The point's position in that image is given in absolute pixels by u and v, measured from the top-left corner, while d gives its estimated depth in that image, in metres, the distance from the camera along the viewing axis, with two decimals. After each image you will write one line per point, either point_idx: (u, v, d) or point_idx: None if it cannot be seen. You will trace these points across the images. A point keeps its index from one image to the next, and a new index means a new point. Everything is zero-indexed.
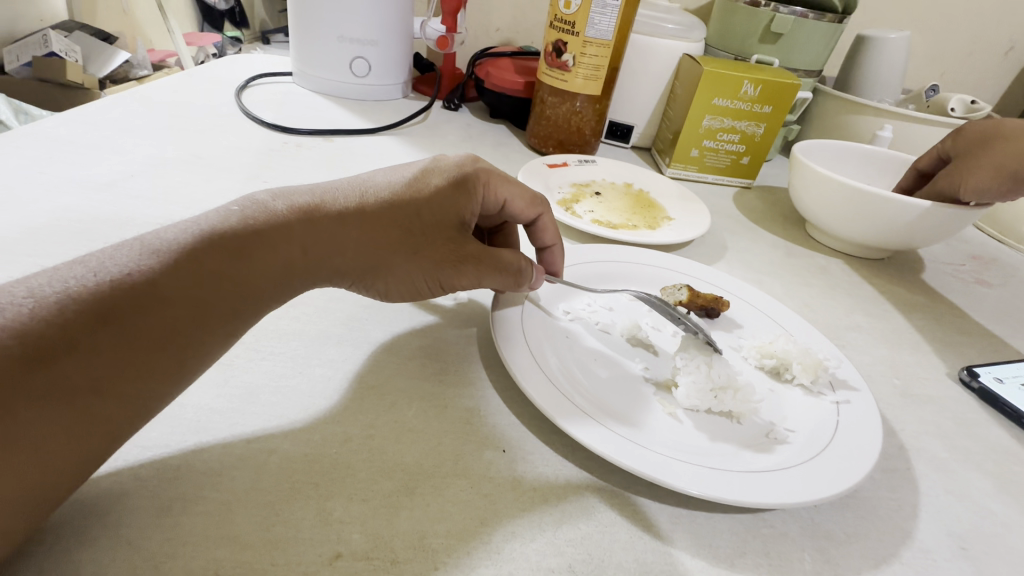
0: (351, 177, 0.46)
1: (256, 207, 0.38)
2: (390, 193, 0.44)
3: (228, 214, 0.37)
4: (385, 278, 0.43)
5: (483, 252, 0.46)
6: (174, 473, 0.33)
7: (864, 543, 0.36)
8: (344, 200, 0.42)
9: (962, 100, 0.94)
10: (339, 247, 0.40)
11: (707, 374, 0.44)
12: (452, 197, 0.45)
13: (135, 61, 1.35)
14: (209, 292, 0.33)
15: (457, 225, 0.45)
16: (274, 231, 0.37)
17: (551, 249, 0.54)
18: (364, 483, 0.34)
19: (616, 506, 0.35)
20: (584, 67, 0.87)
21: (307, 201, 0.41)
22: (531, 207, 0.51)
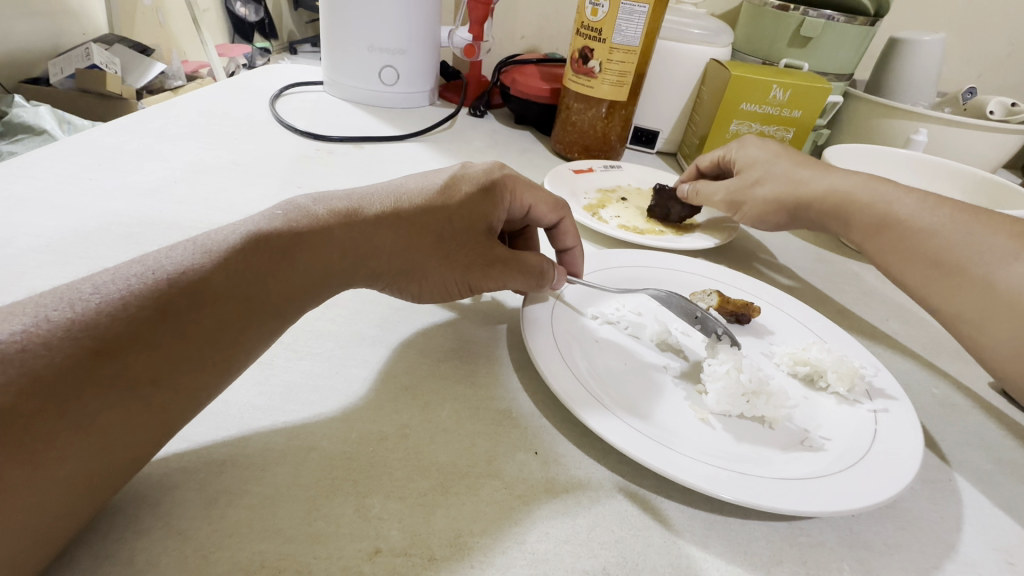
0: (385, 182, 0.47)
1: (298, 210, 0.40)
2: (422, 198, 0.45)
3: (272, 218, 0.38)
4: (418, 282, 0.44)
5: (510, 256, 0.46)
6: (221, 467, 0.34)
7: (906, 555, 0.35)
8: (379, 205, 0.43)
9: (1001, 102, 0.93)
10: (376, 251, 0.41)
11: (739, 380, 0.43)
12: (481, 204, 0.46)
13: (171, 71, 1.41)
14: (256, 291, 0.34)
15: (486, 231, 0.46)
16: (316, 233, 0.38)
17: (572, 251, 0.54)
18: (400, 481, 0.35)
19: (649, 511, 0.35)
20: (610, 73, 0.87)
21: (345, 205, 0.42)
22: (554, 211, 0.51)
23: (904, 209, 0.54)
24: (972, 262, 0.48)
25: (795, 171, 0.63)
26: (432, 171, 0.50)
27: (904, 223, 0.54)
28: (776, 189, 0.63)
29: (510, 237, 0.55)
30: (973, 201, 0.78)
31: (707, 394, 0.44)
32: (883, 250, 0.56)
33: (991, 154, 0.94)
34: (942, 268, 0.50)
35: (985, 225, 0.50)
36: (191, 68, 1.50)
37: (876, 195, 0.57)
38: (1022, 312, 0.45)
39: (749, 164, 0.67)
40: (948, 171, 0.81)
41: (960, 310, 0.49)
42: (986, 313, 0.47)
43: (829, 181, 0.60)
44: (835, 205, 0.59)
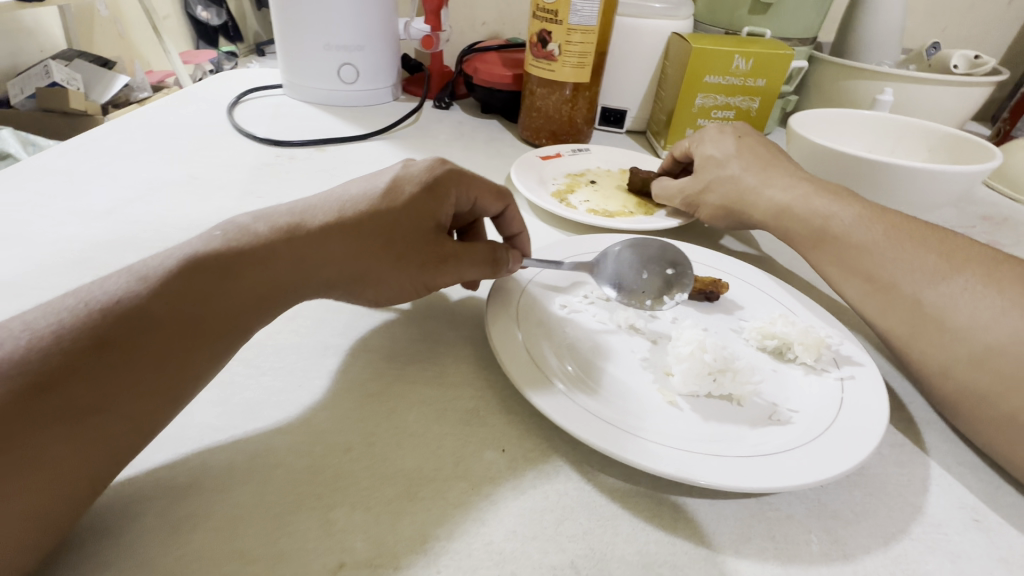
0: (328, 190, 0.47)
1: (238, 230, 0.39)
2: (367, 203, 0.44)
3: (210, 239, 0.38)
4: (373, 286, 0.43)
5: (462, 249, 0.46)
6: (183, 493, 0.33)
7: (873, 521, 0.35)
8: (323, 215, 0.42)
9: (966, 55, 0.92)
10: (325, 262, 0.40)
11: (703, 360, 0.42)
12: (428, 202, 0.45)
13: (134, 84, 1.38)
14: (199, 313, 0.34)
15: (435, 228, 0.46)
16: (258, 251, 0.38)
17: (519, 236, 0.55)
18: (366, 491, 0.34)
19: (617, 499, 0.35)
20: (570, 55, 0.86)
21: (288, 220, 0.41)
22: (498, 200, 0.51)
23: (843, 224, 0.52)
24: (903, 283, 0.46)
25: (744, 177, 0.61)
26: (372, 174, 0.49)
27: (841, 235, 0.52)
28: (725, 196, 0.62)
29: (461, 232, 0.55)
30: (939, 159, 0.79)
31: (673, 376, 0.44)
32: (820, 262, 0.53)
33: (957, 108, 0.94)
34: (875, 284, 0.48)
35: (920, 244, 0.48)
36: (156, 79, 1.48)
37: (815, 208, 0.55)
38: (948, 332, 0.43)
39: (703, 166, 0.66)
40: (915, 129, 0.80)
41: (891, 327, 0.47)
42: (915, 328, 0.45)
43: (775, 193, 0.58)
44: (775, 219, 0.57)
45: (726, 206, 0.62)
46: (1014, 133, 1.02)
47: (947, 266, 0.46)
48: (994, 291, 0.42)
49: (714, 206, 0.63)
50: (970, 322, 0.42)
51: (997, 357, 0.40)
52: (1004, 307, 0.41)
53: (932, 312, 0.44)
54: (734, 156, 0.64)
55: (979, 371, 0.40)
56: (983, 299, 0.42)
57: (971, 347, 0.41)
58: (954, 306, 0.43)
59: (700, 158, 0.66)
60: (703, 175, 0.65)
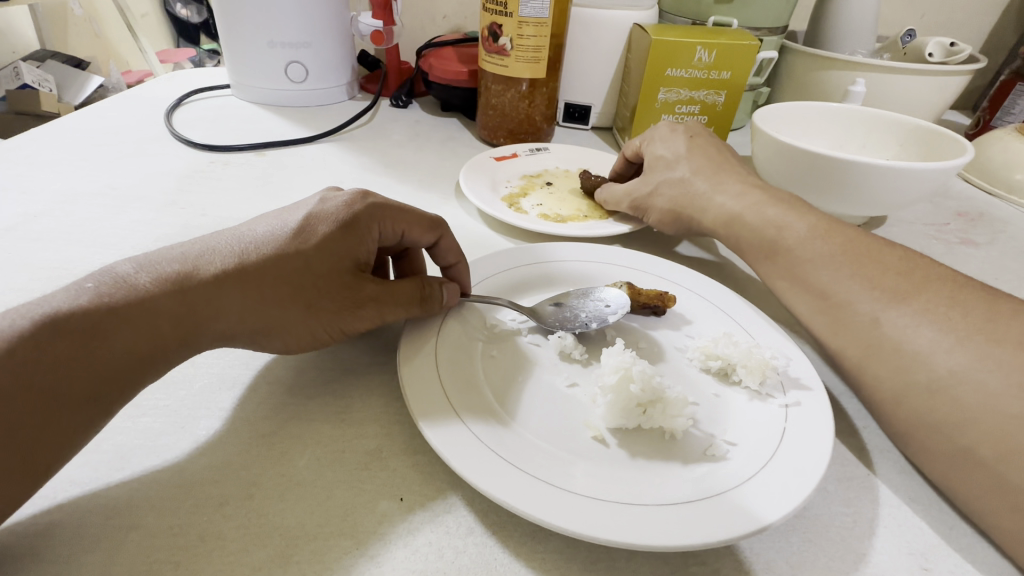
0: (235, 228, 0.43)
1: (116, 280, 0.36)
2: (273, 245, 0.40)
3: (79, 293, 0.35)
4: (282, 335, 0.40)
5: (383, 291, 0.42)
6: (18, 566, 0.29)
7: (809, 574, 0.31)
8: (220, 261, 0.39)
9: (941, 42, 0.89)
10: (216, 314, 0.37)
11: (630, 392, 0.38)
12: (343, 241, 0.42)
13: (110, 84, 1.31)
14: (56, 382, 0.32)
15: (353, 269, 0.42)
16: (133, 306, 0.35)
17: (457, 267, 0.50)
18: (233, 556, 0.30)
19: (522, 556, 0.31)
20: (523, 50, 0.81)
21: (177, 267, 0.38)
22: (429, 232, 0.47)
23: (797, 236, 0.48)
24: (855, 302, 0.42)
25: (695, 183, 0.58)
26: (290, 207, 0.45)
27: (796, 247, 0.48)
28: (674, 199, 0.58)
29: (395, 259, 0.51)
30: (910, 154, 0.75)
31: (599, 407, 0.40)
32: (772, 276, 0.49)
33: (932, 98, 0.90)
34: (827, 301, 0.44)
35: (877, 262, 0.44)
36: (133, 79, 1.41)
37: (767, 218, 0.51)
38: (904, 357, 0.38)
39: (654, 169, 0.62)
40: (886, 122, 0.76)
41: (843, 348, 0.42)
42: (869, 352, 0.41)
43: (725, 201, 0.55)
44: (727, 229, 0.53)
45: (674, 210, 0.58)
46: (993, 123, 0.98)
47: (905, 286, 0.42)
48: (955, 315, 0.39)
49: (662, 210, 0.59)
50: (929, 347, 0.38)
51: (954, 388, 0.36)
52: (962, 334, 0.37)
53: (886, 334, 0.40)
54: (684, 158, 0.60)
55: (936, 402, 0.36)
56: (942, 324, 0.38)
57: (926, 375, 0.37)
58: (910, 331, 0.39)
59: (649, 158, 0.62)
60: (652, 177, 0.61)
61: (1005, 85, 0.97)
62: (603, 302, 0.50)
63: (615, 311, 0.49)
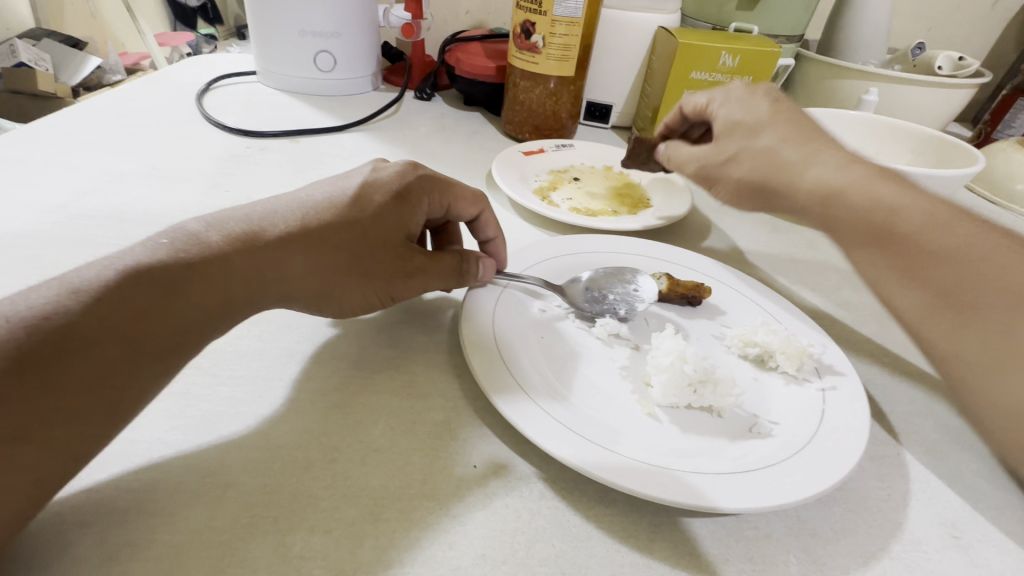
0: (293, 194, 0.44)
1: (188, 237, 0.37)
2: (333, 211, 0.41)
3: (156, 248, 0.36)
4: (337, 300, 0.42)
5: (429, 262, 0.45)
6: (125, 517, 0.31)
7: (853, 539, 0.34)
8: (283, 224, 0.40)
9: (949, 56, 0.93)
10: (283, 276, 0.38)
11: (683, 371, 0.41)
12: (397, 212, 0.44)
13: (107, 66, 1.30)
14: (139, 329, 0.32)
15: (404, 241, 0.44)
16: (207, 262, 0.36)
17: (495, 241, 0.52)
18: (326, 512, 0.32)
19: (592, 518, 0.34)
20: (554, 48, 0.83)
21: (243, 228, 0.39)
22: (473, 204, 0.50)
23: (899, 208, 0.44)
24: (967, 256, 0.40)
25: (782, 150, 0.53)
26: (344, 176, 0.46)
27: (899, 222, 0.44)
28: (752, 162, 0.55)
29: (433, 233, 0.54)
30: (921, 160, 0.79)
31: (653, 386, 0.42)
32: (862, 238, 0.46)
33: (941, 110, 0.93)
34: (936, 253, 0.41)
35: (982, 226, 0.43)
36: (129, 61, 1.40)
37: (870, 186, 0.47)
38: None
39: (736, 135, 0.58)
40: (900, 130, 0.80)
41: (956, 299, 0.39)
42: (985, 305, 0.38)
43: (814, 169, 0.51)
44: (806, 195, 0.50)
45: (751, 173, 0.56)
46: (995, 135, 1.03)
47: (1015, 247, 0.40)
48: None
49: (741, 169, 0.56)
50: None
51: None
52: None
53: (994, 317, 0.37)
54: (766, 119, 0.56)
55: None
56: None
57: None
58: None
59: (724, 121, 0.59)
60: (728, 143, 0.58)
61: (1007, 100, 1.01)
62: (630, 283, 0.53)
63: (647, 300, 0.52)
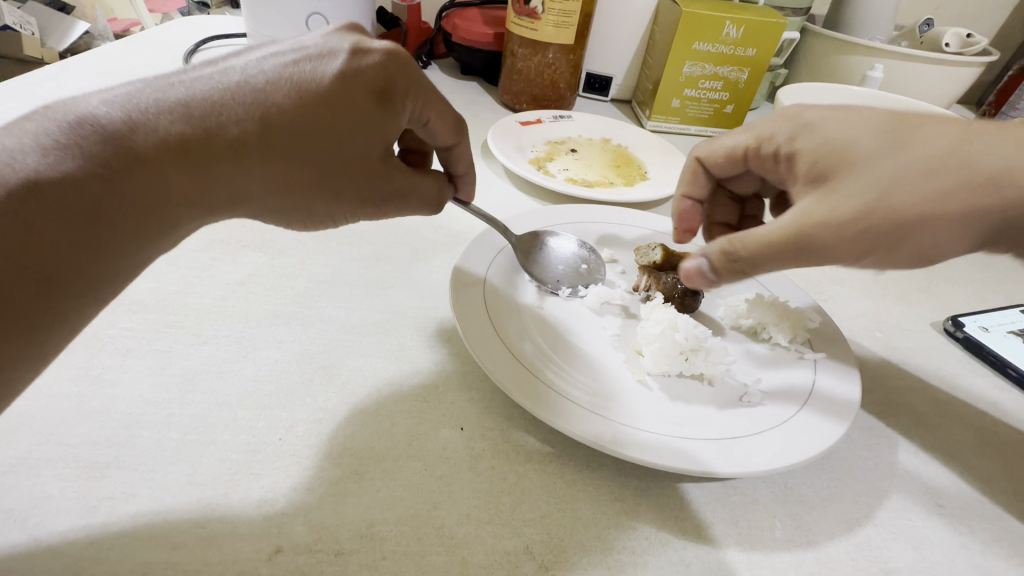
0: (239, 70, 0.35)
1: (103, 135, 0.30)
2: (298, 111, 0.34)
3: (63, 152, 0.29)
4: (301, 216, 0.38)
5: (406, 185, 0.41)
6: (103, 472, 0.30)
7: (839, 506, 0.34)
8: (234, 121, 0.32)
9: (958, 33, 0.88)
10: (242, 191, 0.34)
11: (674, 340, 0.42)
12: (378, 123, 0.37)
13: (96, 31, 1.20)
14: (64, 265, 0.28)
15: (382, 156, 0.38)
16: (138, 178, 0.30)
17: (466, 176, 0.47)
18: (310, 471, 0.32)
19: (578, 481, 0.34)
20: (553, 13, 0.81)
21: (181, 126, 0.31)
22: (453, 134, 0.43)
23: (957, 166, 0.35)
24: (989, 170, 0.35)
25: (814, 109, 0.41)
26: (310, 52, 0.37)
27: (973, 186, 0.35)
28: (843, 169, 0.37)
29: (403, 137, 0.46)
30: None
31: (643, 355, 0.42)
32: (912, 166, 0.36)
33: (947, 90, 0.91)
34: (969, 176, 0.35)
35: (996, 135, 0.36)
36: (120, 27, 1.31)
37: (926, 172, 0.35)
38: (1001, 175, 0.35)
39: (795, 219, 0.37)
40: (903, 107, 0.78)
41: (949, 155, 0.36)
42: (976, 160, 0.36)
43: (849, 120, 0.38)
44: (863, 209, 0.36)
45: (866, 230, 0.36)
46: (998, 117, 1.01)
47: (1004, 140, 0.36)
48: None
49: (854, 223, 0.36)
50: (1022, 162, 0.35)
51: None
52: None
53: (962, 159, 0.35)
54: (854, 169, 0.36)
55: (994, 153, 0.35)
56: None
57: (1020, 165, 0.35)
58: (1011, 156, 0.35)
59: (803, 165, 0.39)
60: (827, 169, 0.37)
61: (1013, 81, 0.99)
62: (572, 260, 0.51)
63: (636, 291, 0.51)
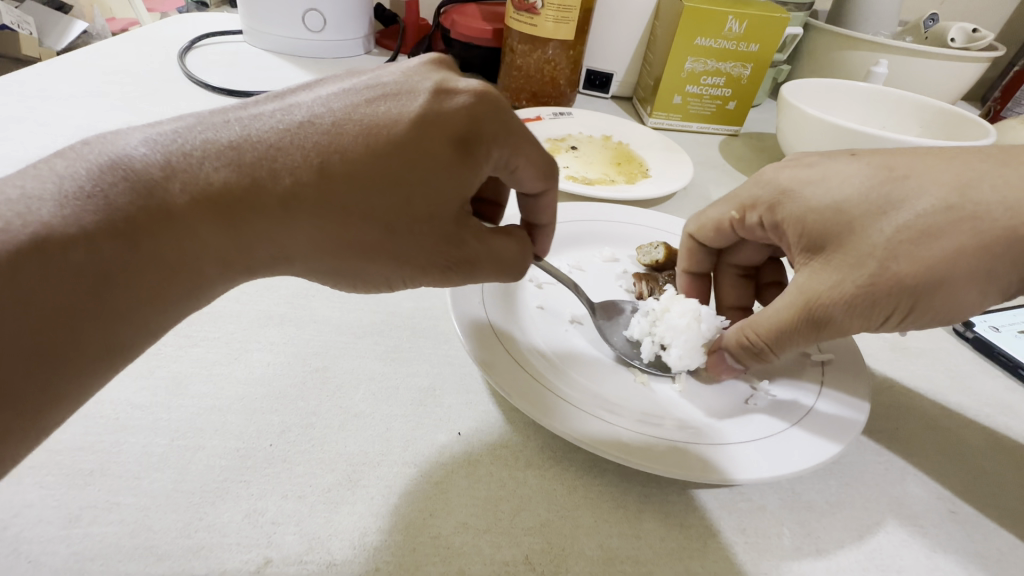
0: (302, 110, 0.32)
1: (137, 184, 0.27)
2: (362, 162, 0.31)
3: (94, 202, 0.26)
4: (358, 276, 0.34)
5: (481, 246, 0.36)
6: (87, 479, 0.29)
7: (849, 512, 0.33)
8: (289, 172, 0.30)
9: (963, 28, 0.86)
10: (287, 249, 0.31)
11: (700, 331, 0.43)
12: (453, 174, 0.33)
13: (94, 30, 1.19)
14: (61, 333, 0.25)
15: (456, 214, 0.34)
16: (165, 232, 0.27)
17: (545, 231, 0.43)
18: (301, 477, 0.31)
19: (580, 488, 0.33)
20: (553, 8, 0.80)
21: (229, 178, 0.29)
22: (542, 181, 0.38)
23: (963, 214, 0.32)
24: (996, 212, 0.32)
25: (792, 169, 0.39)
26: (388, 89, 0.34)
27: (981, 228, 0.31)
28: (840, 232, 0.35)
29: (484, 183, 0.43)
30: (931, 132, 0.76)
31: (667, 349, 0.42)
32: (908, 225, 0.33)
33: (953, 85, 0.89)
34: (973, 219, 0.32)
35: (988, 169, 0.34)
36: (118, 27, 1.29)
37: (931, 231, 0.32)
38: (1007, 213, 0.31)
39: (797, 294, 0.35)
40: (909, 103, 0.77)
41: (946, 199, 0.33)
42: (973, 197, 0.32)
43: (837, 182, 0.36)
44: (867, 279, 0.33)
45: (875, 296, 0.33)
46: (1003, 113, 0.99)
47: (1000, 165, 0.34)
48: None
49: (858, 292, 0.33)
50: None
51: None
52: None
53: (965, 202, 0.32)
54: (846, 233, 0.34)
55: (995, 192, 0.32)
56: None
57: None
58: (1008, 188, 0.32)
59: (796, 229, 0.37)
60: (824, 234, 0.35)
61: (1019, 77, 0.97)
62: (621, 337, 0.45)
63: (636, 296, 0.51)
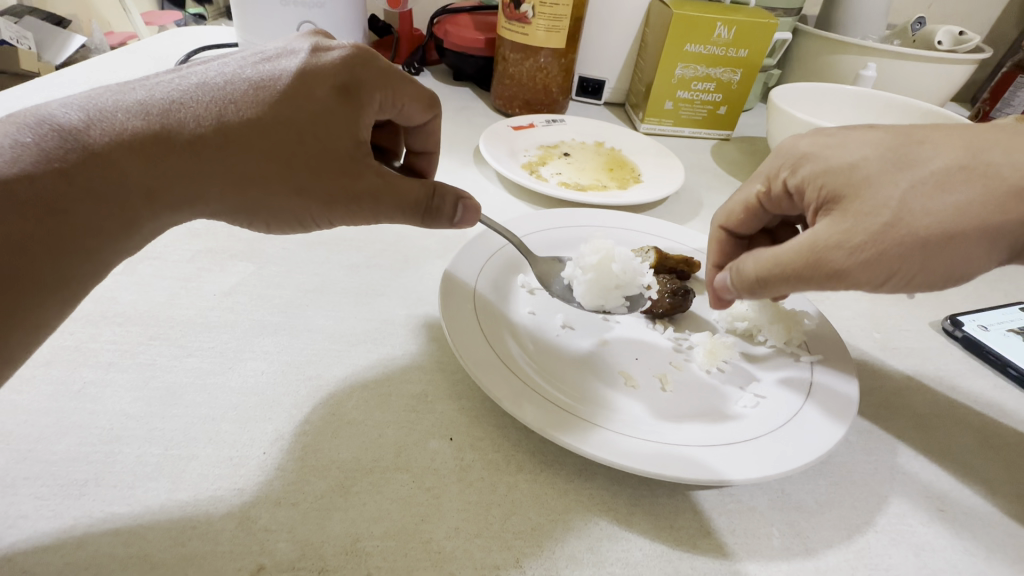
0: (201, 75, 0.36)
1: (64, 133, 0.31)
2: (256, 105, 0.34)
3: (27, 147, 0.30)
4: (270, 211, 0.35)
5: (384, 183, 0.37)
6: (81, 489, 0.30)
7: (839, 512, 0.34)
8: (194, 119, 0.33)
9: (949, 30, 0.87)
10: (201, 185, 0.33)
11: (612, 271, 0.49)
12: (342, 111, 0.35)
13: (93, 45, 1.18)
14: (22, 260, 0.28)
15: (354, 150, 0.36)
16: (96, 169, 0.30)
17: (427, 155, 0.47)
18: (293, 485, 0.31)
19: (569, 491, 0.33)
20: (544, 18, 0.81)
21: (140, 123, 0.32)
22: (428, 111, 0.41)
23: (975, 173, 0.32)
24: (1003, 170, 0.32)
25: (811, 138, 0.39)
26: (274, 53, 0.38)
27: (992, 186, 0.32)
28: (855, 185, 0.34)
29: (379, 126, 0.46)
30: None
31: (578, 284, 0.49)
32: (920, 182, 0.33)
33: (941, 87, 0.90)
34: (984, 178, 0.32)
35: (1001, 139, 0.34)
36: (117, 41, 1.26)
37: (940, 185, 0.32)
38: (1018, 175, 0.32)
39: (806, 242, 0.34)
40: (898, 105, 0.78)
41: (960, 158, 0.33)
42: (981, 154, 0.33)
43: (852, 146, 0.36)
44: (881, 231, 0.32)
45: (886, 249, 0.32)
46: (992, 114, 1.00)
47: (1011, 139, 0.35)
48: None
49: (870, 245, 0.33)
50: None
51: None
52: None
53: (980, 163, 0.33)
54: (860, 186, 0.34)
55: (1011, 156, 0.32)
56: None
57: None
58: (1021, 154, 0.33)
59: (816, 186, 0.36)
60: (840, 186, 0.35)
61: (1006, 78, 0.99)
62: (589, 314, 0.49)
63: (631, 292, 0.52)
